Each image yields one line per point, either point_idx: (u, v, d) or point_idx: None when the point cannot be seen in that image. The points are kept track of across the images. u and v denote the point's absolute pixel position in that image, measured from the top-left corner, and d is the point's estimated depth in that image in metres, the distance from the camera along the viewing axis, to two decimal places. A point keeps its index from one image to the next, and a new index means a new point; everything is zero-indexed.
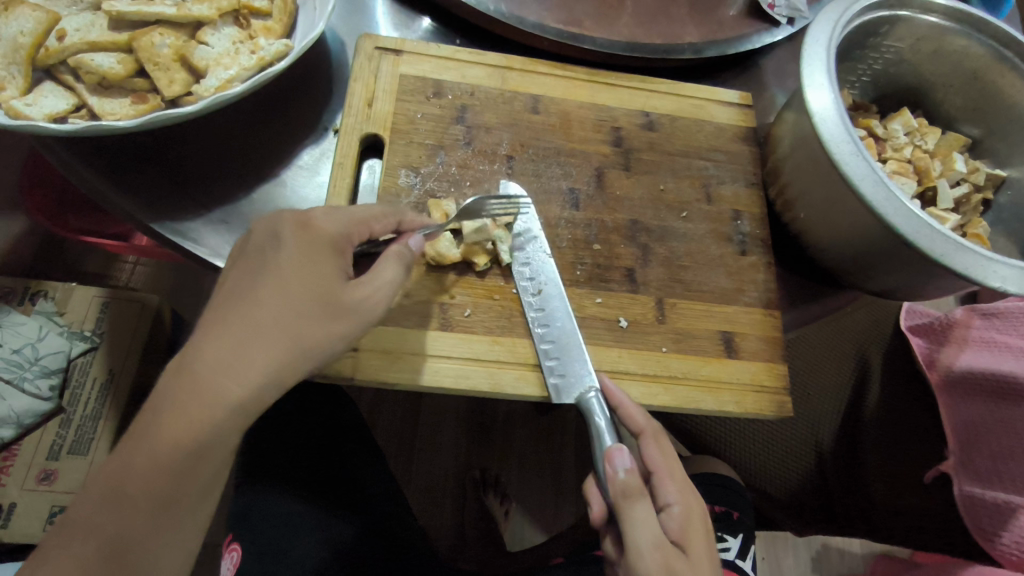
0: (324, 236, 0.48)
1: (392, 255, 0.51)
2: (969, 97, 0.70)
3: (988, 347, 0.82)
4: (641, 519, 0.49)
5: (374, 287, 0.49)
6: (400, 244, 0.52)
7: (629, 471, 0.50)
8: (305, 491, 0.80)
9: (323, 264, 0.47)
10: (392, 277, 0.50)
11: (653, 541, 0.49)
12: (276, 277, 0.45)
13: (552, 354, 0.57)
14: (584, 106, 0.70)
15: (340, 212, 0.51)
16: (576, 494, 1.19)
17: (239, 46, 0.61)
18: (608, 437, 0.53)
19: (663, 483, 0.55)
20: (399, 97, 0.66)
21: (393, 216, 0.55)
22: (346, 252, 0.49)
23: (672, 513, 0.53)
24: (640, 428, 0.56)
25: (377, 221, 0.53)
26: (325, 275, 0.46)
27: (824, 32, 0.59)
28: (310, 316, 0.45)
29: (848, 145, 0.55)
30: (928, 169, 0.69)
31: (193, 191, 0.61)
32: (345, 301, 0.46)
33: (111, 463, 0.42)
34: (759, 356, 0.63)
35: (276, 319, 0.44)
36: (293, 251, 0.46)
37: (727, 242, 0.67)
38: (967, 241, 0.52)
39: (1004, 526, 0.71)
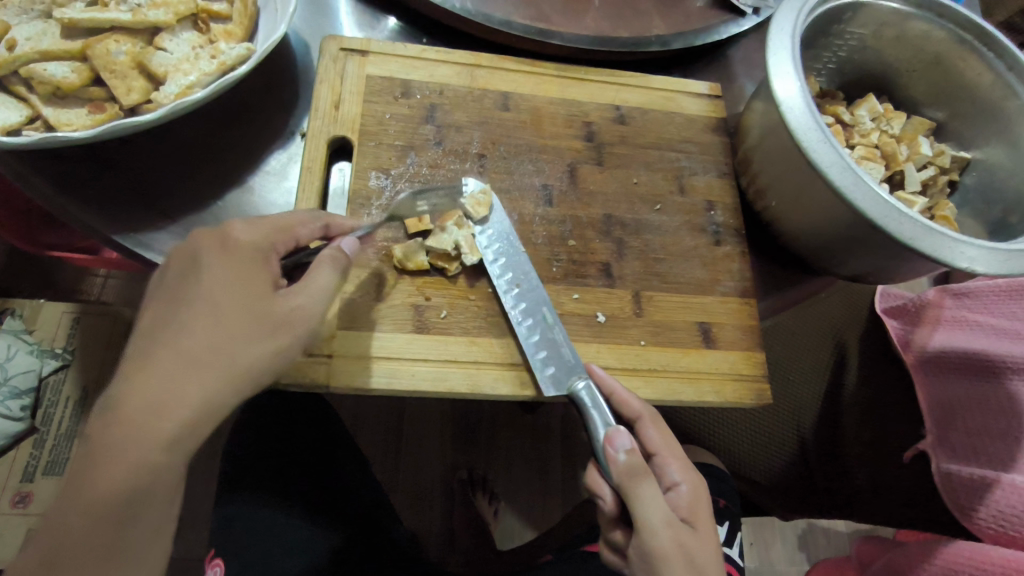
0: (243, 248, 0.46)
1: (323, 259, 0.49)
2: (932, 82, 0.72)
3: (960, 326, 0.85)
4: (649, 497, 0.50)
5: (307, 297, 0.47)
6: (331, 247, 0.50)
7: (629, 450, 0.51)
8: (287, 501, 0.78)
9: (249, 280, 0.45)
10: (326, 282, 0.48)
11: (664, 518, 0.50)
12: (198, 302, 0.44)
13: (540, 348, 0.57)
14: (555, 101, 0.69)
15: (258, 223, 0.49)
16: (564, 490, 1.19)
17: (199, 51, 0.59)
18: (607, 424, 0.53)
19: (667, 463, 0.56)
20: (366, 98, 0.65)
21: (319, 220, 0.53)
22: (273, 262, 0.48)
23: (680, 491, 0.54)
24: (636, 413, 0.56)
25: (303, 227, 0.52)
26: (253, 294, 0.45)
27: (789, 21, 0.60)
28: (241, 337, 0.44)
29: (815, 133, 0.55)
30: (895, 153, 0.69)
31: (161, 202, 0.60)
32: (279, 317, 0.45)
33: (81, 487, 0.40)
34: (737, 345, 0.63)
35: (203, 346, 0.43)
36: (218, 273, 0.45)
37: (702, 233, 0.67)
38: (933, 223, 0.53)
39: (981, 500, 0.71)
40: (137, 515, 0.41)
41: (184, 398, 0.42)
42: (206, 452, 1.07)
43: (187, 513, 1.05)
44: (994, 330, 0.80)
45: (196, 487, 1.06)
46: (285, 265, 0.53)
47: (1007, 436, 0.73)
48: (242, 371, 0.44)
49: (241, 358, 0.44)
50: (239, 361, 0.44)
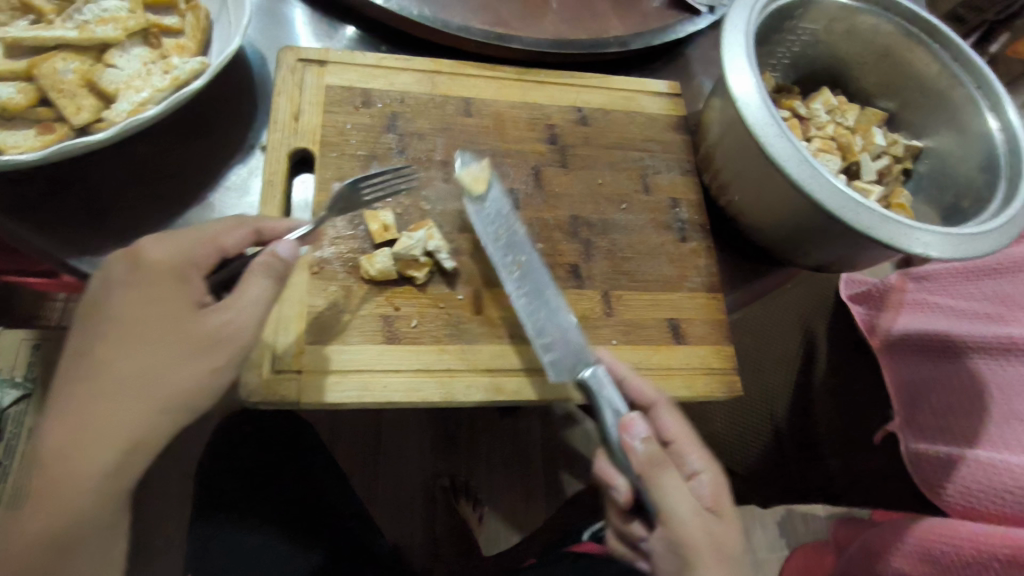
0: (161, 268, 0.44)
1: (255, 267, 0.46)
2: (882, 74, 0.74)
3: (922, 308, 0.89)
4: (674, 488, 0.49)
5: (237, 312, 0.44)
6: (265, 253, 0.47)
7: (646, 439, 0.50)
8: (264, 522, 0.77)
9: (170, 300, 0.43)
10: (260, 293, 0.45)
11: (691, 508, 0.50)
12: (119, 327, 0.42)
13: (545, 331, 0.56)
14: (516, 105, 0.70)
15: (176, 234, 0.46)
16: (547, 495, 1.19)
17: (151, 66, 0.58)
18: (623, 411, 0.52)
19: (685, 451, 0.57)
20: (326, 108, 0.64)
21: (248, 226, 0.50)
22: (192, 276, 0.45)
23: (702, 480, 0.56)
24: (652, 400, 0.58)
25: (226, 235, 0.48)
26: (174, 315, 0.43)
27: (742, 18, 0.61)
28: (166, 362, 0.42)
29: (772, 127, 0.56)
30: (850, 144, 0.71)
31: (119, 222, 0.58)
32: (208, 335, 0.43)
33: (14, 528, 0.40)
34: (707, 339, 0.64)
35: (129, 375, 0.41)
36: (134, 297, 0.43)
37: (667, 230, 0.68)
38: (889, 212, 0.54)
39: (948, 477, 0.73)
40: None
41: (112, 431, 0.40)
42: (179, 475, 1.04)
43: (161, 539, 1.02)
44: (952, 311, 0.83)
45: (171, 511, 1.03)
46: (214, 279, 0.48)
47: (971, 414, 0.75)
48: (174, 396, 0.42)
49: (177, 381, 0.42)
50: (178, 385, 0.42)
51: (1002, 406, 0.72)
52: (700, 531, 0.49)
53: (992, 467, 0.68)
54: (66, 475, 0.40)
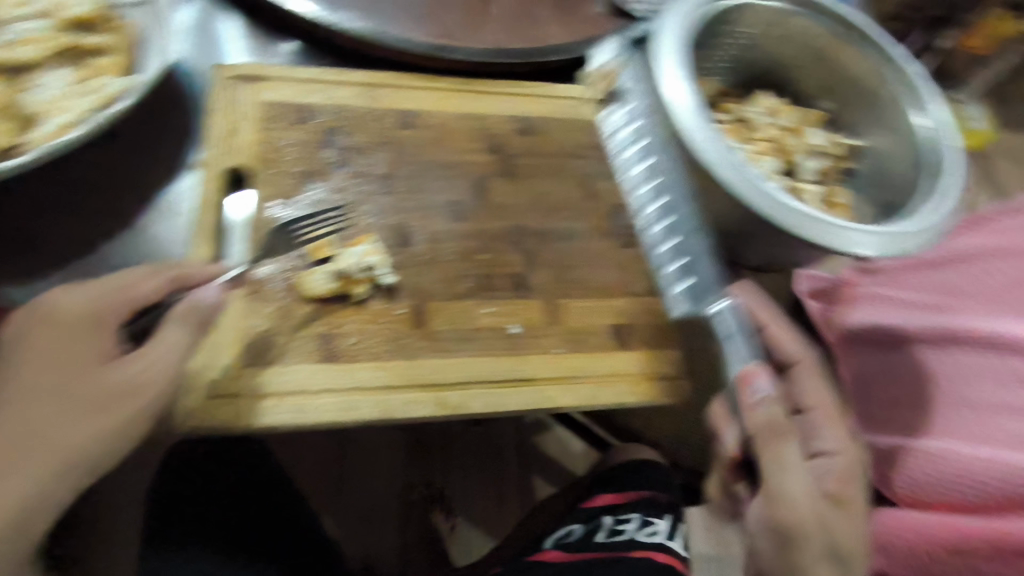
0: (69, 319, 0.45)
1: (175, 313, 0.48)
2: (820, 75, 0.75)
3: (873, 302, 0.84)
4: (786, 457, 0.51)
5: (148, 360, 0.45)
6: (188, 298, 0.49)
7: (766, 398, 0.52)
8: (230, 548, 0.77)
9: (81, 348, 0.44)
10: (176, 338, 0.47)
11: (805, 485, 0.51)
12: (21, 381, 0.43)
13: (680, 254, 0.61)
14: (458, 116, 0.69)
15: (93, 284, 0.47)
16: (519, 495, 1.21)
17: (76, 87, 0.57)
18: (749, 361, 0.54)
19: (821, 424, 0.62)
20: (263, 124, 0.63)
21: (168, 270, 0.51)
22: (105, 328, 0.46)
23: (831, 457, 0.59)
24: (752, 366, 0.65)
25: (146, 281, 0.49)
26: (80, 366, 0.44)
27: (674, 26, 0.62)
28: (68, 415, 0.43)
29: (704, 133, 0.57)
30: (786, 146, 0.72)
31: (47, 250, 0.57)
32: (116, 386, 0.44)
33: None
34: (652, 343, 0.65)
35: (29, 428, 0.42)
36: (47, 349, 0.44)
37: (610, 236, 0.68)
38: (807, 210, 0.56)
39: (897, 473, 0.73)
40: None
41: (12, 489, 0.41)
42: None
43: None
44: (905, 304, 0.80)
45: None
46: (128, 329, 0.50)
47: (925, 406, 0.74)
48: (79, 448, 0.42)
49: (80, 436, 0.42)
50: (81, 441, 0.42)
51: (951, 397, 0.72)
52: (805, 507, 0.51)
53: (941, 459, 0.68)
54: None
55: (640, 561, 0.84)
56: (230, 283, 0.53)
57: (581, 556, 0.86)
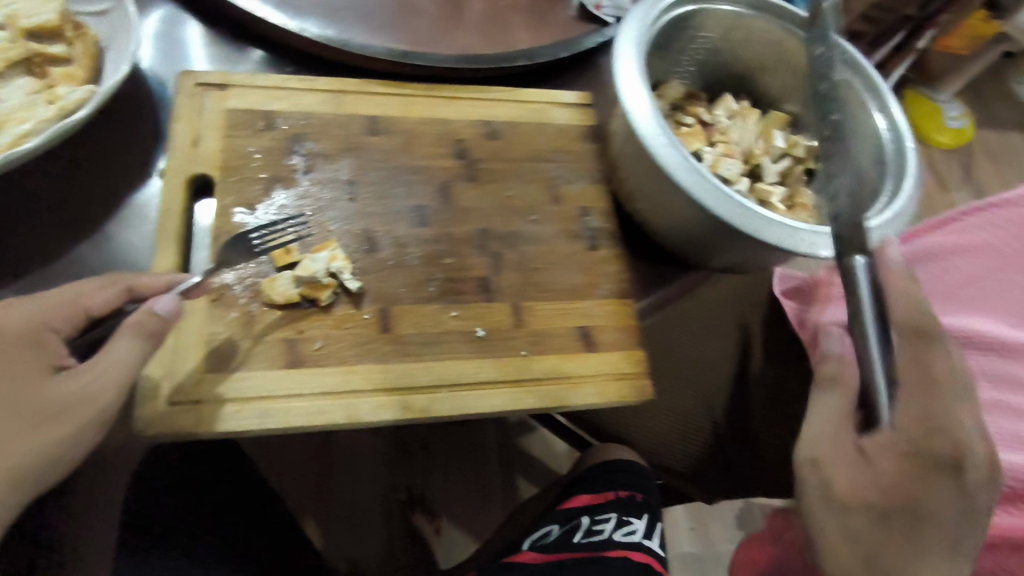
0: (13, 337, 0.48)
1: (127, 327, 0.48)
2: (784, 78, 0.77)
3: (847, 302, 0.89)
4: (824, 406, 0.54)
5: (93, 374, 0.48)
6: (140, 311, 0.49)
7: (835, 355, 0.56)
8: (215, 553, 0.78)
9: (23, 366, 0.47)
10: (123, 354, 0.48)
11: (831, 437, 0.52)
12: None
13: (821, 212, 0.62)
14: (423, 121, 0.70)
15: (39, 301, 0.49)
16: (502, 497, 1.27)
17: (34, 97, 0.57)
18: (867, 316, 0.49)
19: (914, 397, 0.50)
20: (227, 132, 0.64)
21: (118, 283, 0.52)
22: (47, 344, 0.48)
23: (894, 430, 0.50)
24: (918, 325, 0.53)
25: (91, 296, 0.51)
26: (22, 382, 0.47)
27: (633, 32, 0.63)
28: (12, 433, 0.46)
29: (662, 138, 0.58)
30: (750, 149, 0.73)
31: (5, 260, 0.57)
32: (57, 403, 0.47)
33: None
34: (619, 344, 0.65)
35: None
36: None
37: (578, 238, 0.69)
38: (757, 208, 0.57)
39: None
40: None
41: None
42: None
43: None
44: None
45: None
46: (77, 343, 0.52)
47: None
48: (24, 464, 0.46)
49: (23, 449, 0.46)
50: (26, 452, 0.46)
51: None
52: (828, 458, 0.52)
53: None
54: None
55: (615, 560, 0.86)
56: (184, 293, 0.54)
57: (558, 556, 0.88)
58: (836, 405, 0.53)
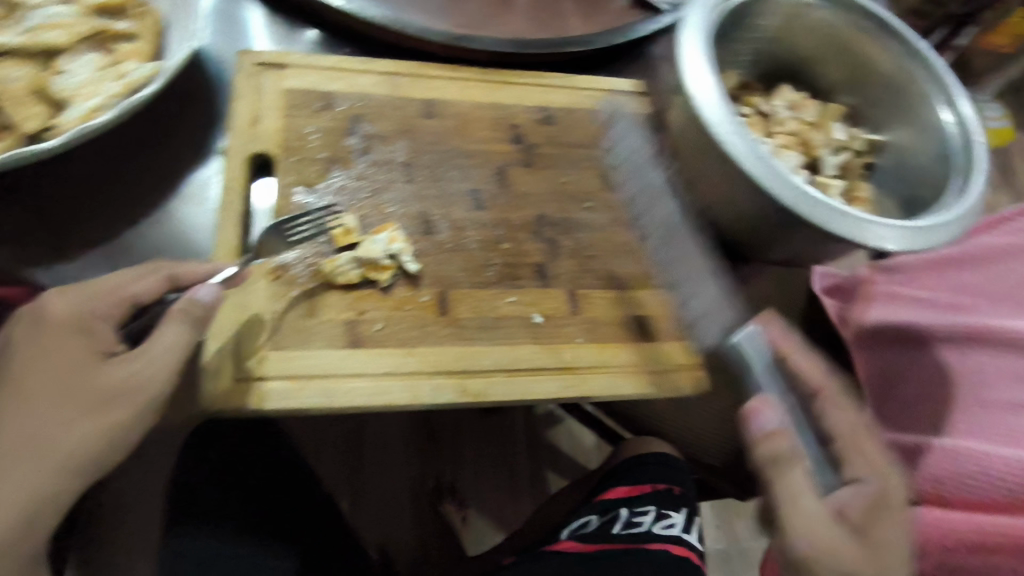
0: (60, 321, 0.47)
1: (172, 313, 0.48)
2: (843, 69, 0.74)
3: (892, 301, 0.85)
4: (793, 484, 0.49)
5: (144, 361, 0.47)
6: (183, 299, 0.49)
7: (777, 425, 0.50)
8: (255, 528, 0.77)
9: (72, 351, 0.46)
10: (173, 342, 0.47)
11: (818, 516, 0.48)
12: (12, 385, 0.45)
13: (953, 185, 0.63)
14: (478, 106, 0.69)
15: (84, 288, 0.48)
16: (531, 487, 1.21)
17: (103, 71, 0.57)
18: (764, 392, 0.52)
19: (854, 457, 0.53)
20: (286, 112, 0.64)
21: (161, 270, 0.51)
22: (97, 330, 0.48)
23: (860, 489, 0.51)
24: (816, 388, 0.55)
25: (133, 284, 0.50)
26: (72, 367, 0.46)
27: (698, 17, 0.61)
28: (62, 420, 0.45)
29: (729, 126, 0.57)
30: (810, 140, 0.71)
31: (68, 234, 0.57)
32: (110, 389, 0.46)
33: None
34: (674, 334, 0.65)
35: (22, 432, 0.44)
36: (41, 354, 0.46)
37: (633, 227, 0.68)
38: (828, 199, 0.55)
39: (916, 466, 0.74)
40: None
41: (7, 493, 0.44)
42: None
43: None
44: (926, 304, 0.82)
45: None
46: (128, 329, 0.51)
47: (948, 403, 0.76)
48: (74, 452, 0.45)
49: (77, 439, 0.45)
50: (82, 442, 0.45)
51: (967, 396, 0.76)
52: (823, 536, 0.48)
53: (971, 454, 0.70)
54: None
55: (656, 552, 0.84)
56: (225, 283, 0.54)
57: (601, 546, 0.85)
58: (802, 480, 0.49)
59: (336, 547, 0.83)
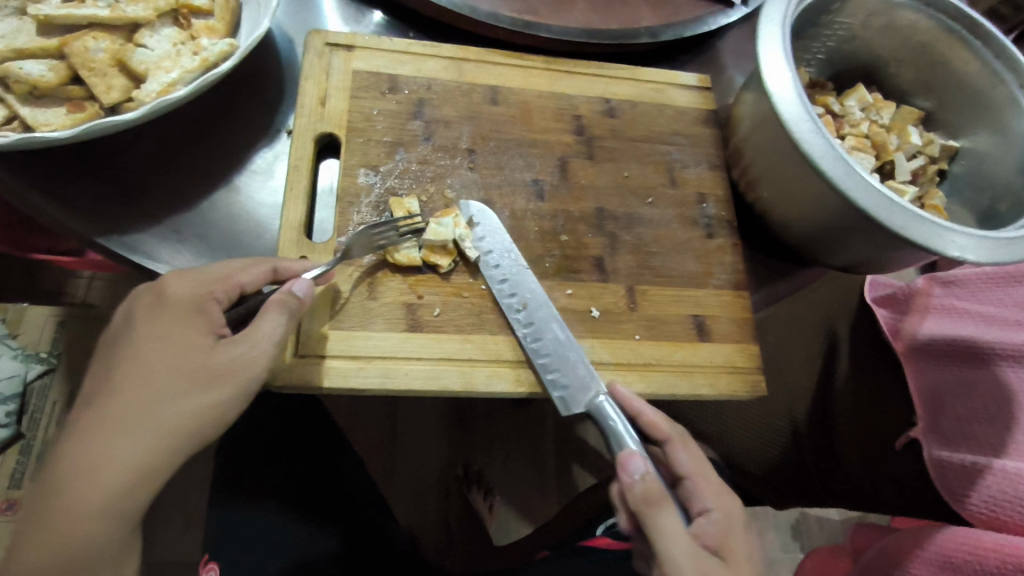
0: (174, 302, 0.47)
1: (272, 304, 0.48)
2: (920, 71, 0.71)
3: (949, 315, 0.82)
4: (668, 526, 0.49)
5: (249, 344, 0.46)
6: (280, 291, 0.49)
7: (646, 476, 0.49)
8: (295, 501, 0.78)
9: (188, 332, 0.46)
10: (273, 329, 0.47)
11: (687, 550, 0.49)
12: (129, 359, 0.45)
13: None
14: (543, 95, 0.69)
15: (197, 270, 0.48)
16: (558, 485, 1.15)
17: (180, 47, 0.58)
18: (629, 442, 0.52)
19: (700, 489, 0.56)
20: (353, 93, 0.64)
21: (266, 262, 0.51)
22: (210, 308, 0.47)
23: (711, 518, 0.54)
24: (667, 435, 0.57)
25: (244, 273, 0.49)
26: (186, 346, 0.45)
27: (778, 11, 0.59)
28: (171, 393, 0.44)
29: (806, 123, 0.55)
30: (885, 143, 0.69)
31: (141, 204, 0.58)
32: (216, 367, 0.45)
33: (29, 546, 0.42)
34: (731, 337, 0.63)
35: (122, 408, 0.43)
36: (153, 328, 0.46)
37: (694, 226, 0.67)
38: (906, 203, 0.53)
39: (972, 487, 0.70)
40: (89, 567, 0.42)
41: (101, 473, 0.42)
42: (197, 459, 1.05)
43: (179, 518, 1.03)
44: (982, 317, 0.78)
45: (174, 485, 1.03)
46: (231, 314, 0.51)
47: (998, 421, 0.70)
48: (171, 428, 0.44)
49: (176, 412, 0.44)
50: (178, 416, 0.44)
51: None
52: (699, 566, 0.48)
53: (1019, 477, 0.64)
54: (75, 497, 0.42)
55: None
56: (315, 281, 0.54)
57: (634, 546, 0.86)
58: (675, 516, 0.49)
59: (370, 523, 0.81)
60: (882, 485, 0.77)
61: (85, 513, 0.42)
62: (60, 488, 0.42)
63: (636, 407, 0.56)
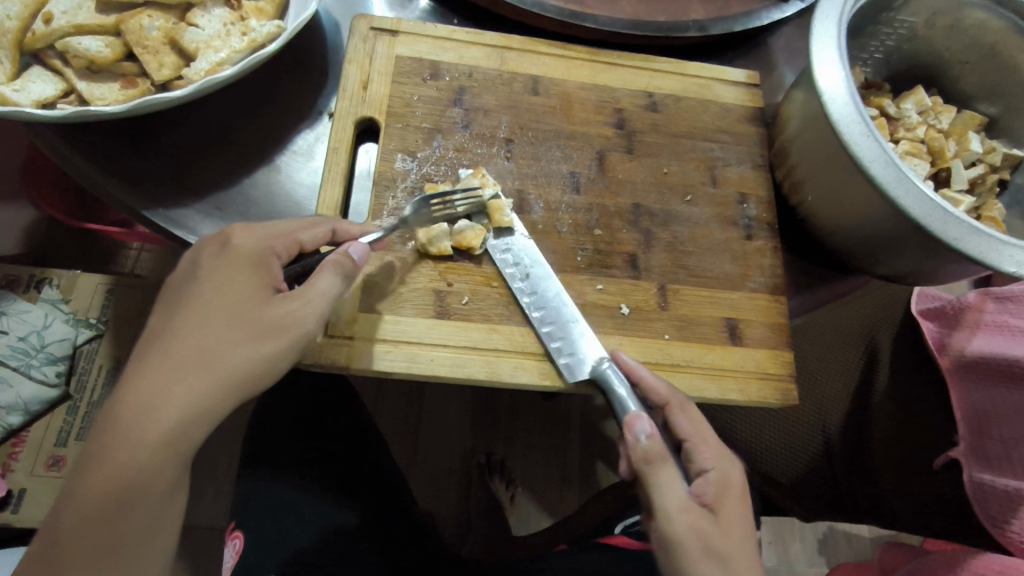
0: (241, 254, 0.48)
1: (328, 264, 0.49)
2: (985, 74, 0.67)
3: (1002, 331, 0.75)
4: (665, 483, 0.50)
5: (303, 300, 0.47)
6: (337, 253, 0.50)
7: (651, 437, 0.50)
8: (322, 476, 0.80)
9: (243, 291, 0.47)
10: (324, 290, 0.49)
11: (681, 504, 0.49)
12: (192, 303, 0.46)
13: None
14: (585, 86, 0.68)
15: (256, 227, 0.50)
16: (580, 482, 1.15)
17: (230, 28, 0.59)
18: (632, 405, 0.53)
19: (700, 450, 0.54)
20: (394, 79, 0.64)
21: (326, 225, 0.54)
22: (271, 264, 0.49)
23: (709, 478, 0.52)
24: (663, 400, 0.55)
25: (304, 233, 0.52)
26: (243, 298, 0.46)
27: (835, 7, 0.57)
28: (229, 341, 0.45)
29: (858, 125, 0.53)
30: (943, 149, 0.66)
31: (188, 180, 0.60)
32: (268, 322, 0.46)
33: (81, 482, 0.43)
34: (765, 343, 0.62)
35: (172, 358, 0.44)
36: (208, 283, 0.47)
37: (733, 226, 0.66)
38: (959, 212, 0.50)
39: (1015, 513, 0.67)
40: (122, 521, 0.43)
41: (153, 420, 0.43)
42: (231, 431, 1.08)
43: (212, 485, 1.06)
44: None
45: (209, 453, 1.07)
46: (289, 271, 0.53)
47: None
48: (214, 380, 0.44)
49: (229, 362, 0.44)
50: (226, 369, 0.44)
51: None
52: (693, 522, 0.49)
53: None
54: (132, 434, 0.42)
55: None
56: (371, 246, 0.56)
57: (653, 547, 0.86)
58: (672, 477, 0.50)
59: (393, 502, 0.83)
60: (919, 509, 0.74)
61: (123, 469, 0.42)
62: (98, 444, 0.43)
63: (639, 374, 0.55)
